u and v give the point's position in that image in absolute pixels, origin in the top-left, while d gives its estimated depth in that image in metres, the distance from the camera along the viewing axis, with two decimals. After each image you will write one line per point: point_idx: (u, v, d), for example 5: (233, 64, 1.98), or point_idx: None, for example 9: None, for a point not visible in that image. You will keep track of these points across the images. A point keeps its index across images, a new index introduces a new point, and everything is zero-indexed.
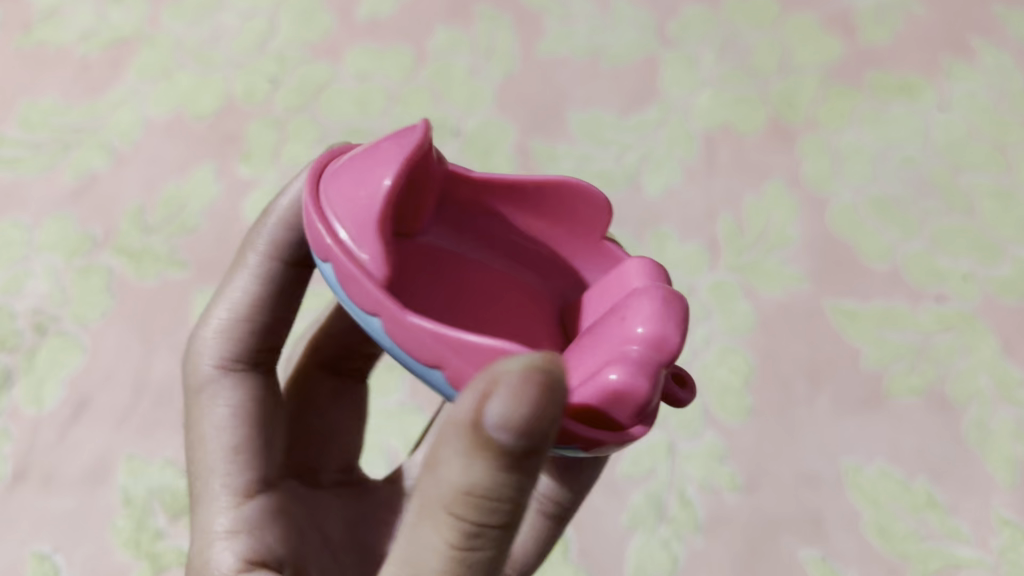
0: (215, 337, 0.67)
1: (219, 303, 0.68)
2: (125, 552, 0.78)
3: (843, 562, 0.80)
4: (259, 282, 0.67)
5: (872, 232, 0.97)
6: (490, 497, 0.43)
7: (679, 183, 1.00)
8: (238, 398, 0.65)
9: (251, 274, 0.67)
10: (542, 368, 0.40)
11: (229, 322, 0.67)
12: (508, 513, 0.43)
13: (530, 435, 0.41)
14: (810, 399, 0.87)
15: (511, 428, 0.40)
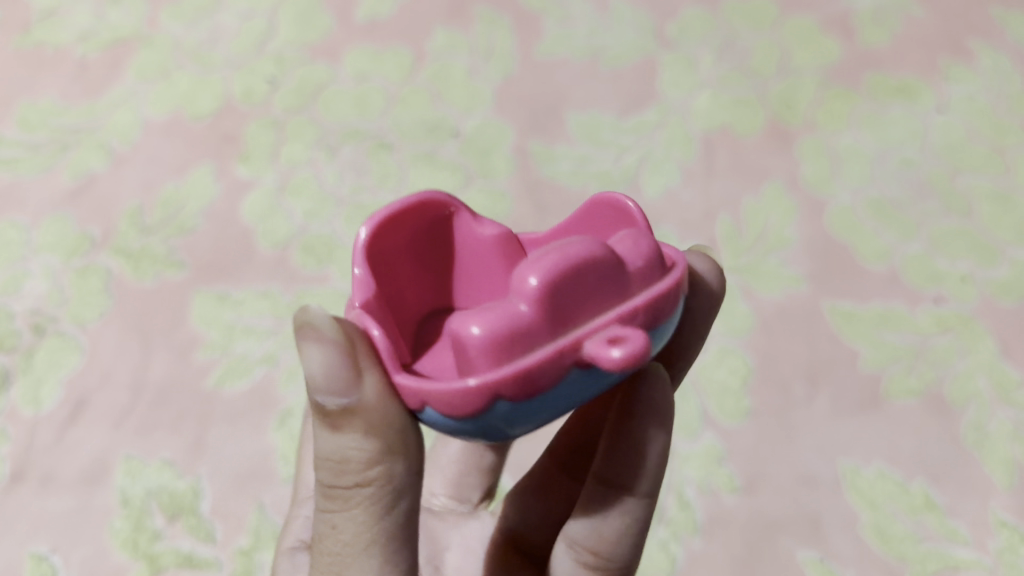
0: None
1: None
2: (122, 552, 0.78)
3: (841, 563, 0.79)
4: None
5: (871, 234, 0.97)
6: (344, 459, 0.49)
7: (678, 184, 1.00)
8: None
9: None
10: (329, 328, 0.48)
11: None
12: (356, 469, 0.49)
13: (340, 391, 0.48)
14: (809, 401, 0.87)
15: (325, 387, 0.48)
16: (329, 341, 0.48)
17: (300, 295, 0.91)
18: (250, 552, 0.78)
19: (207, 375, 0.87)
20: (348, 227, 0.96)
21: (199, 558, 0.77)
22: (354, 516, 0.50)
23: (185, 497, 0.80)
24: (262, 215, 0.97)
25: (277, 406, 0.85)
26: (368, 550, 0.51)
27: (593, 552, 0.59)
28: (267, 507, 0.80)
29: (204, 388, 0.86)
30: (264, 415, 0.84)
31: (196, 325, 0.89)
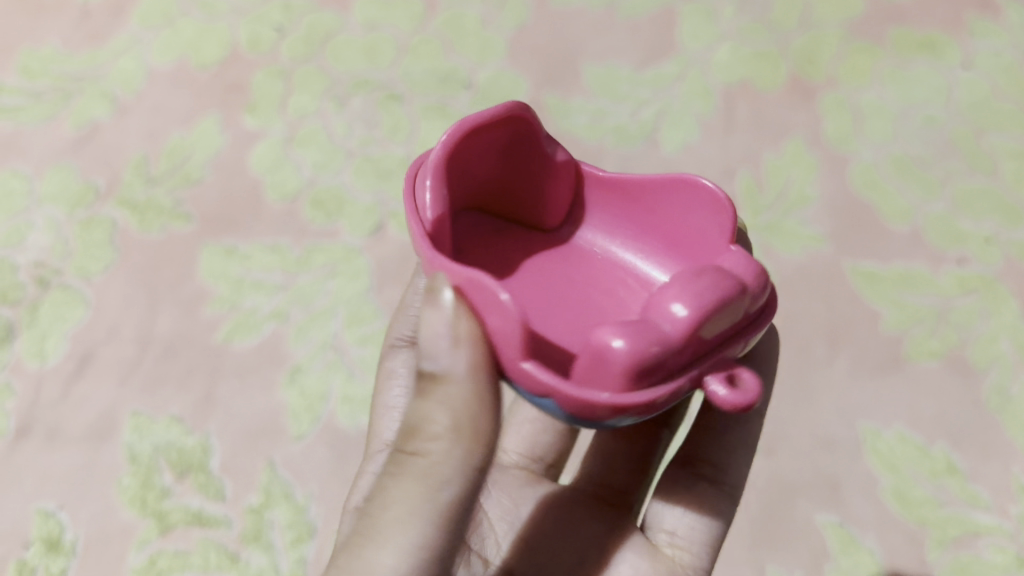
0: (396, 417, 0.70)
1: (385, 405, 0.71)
2: (130, 509, 0.75)
3: (860, 528, 0.78)
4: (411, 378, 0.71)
5: (892, 192, 0.95)
6: (415, 423, 0.47)
7: (696, 139, 0.98)
8: None
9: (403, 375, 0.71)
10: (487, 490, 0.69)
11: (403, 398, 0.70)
12: (416, 434, 0.47)
13: (444, 357, 0.47)
14: (828, 362, 0.85)
15: (439, 353, 0.48)
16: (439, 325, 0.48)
17: (309, 249, 0.89)
18: (261, 510, 0.75)
19: (215, 330, 0.85)
20: (358, 180, 0.94)
21: (208, 516, 0.75)
22: (406, 485, 0.46)
23: (194, 454, 0.78)
24: (271, 166, 0.95)
25: (286, 363, 0.83)
26: (400, 525, 0.46)
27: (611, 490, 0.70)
28: (277, 465, 0.78)
29: (212, 343, 0.84)
30: (273, 372, 0.82)
31: (204, 281, 0.87)
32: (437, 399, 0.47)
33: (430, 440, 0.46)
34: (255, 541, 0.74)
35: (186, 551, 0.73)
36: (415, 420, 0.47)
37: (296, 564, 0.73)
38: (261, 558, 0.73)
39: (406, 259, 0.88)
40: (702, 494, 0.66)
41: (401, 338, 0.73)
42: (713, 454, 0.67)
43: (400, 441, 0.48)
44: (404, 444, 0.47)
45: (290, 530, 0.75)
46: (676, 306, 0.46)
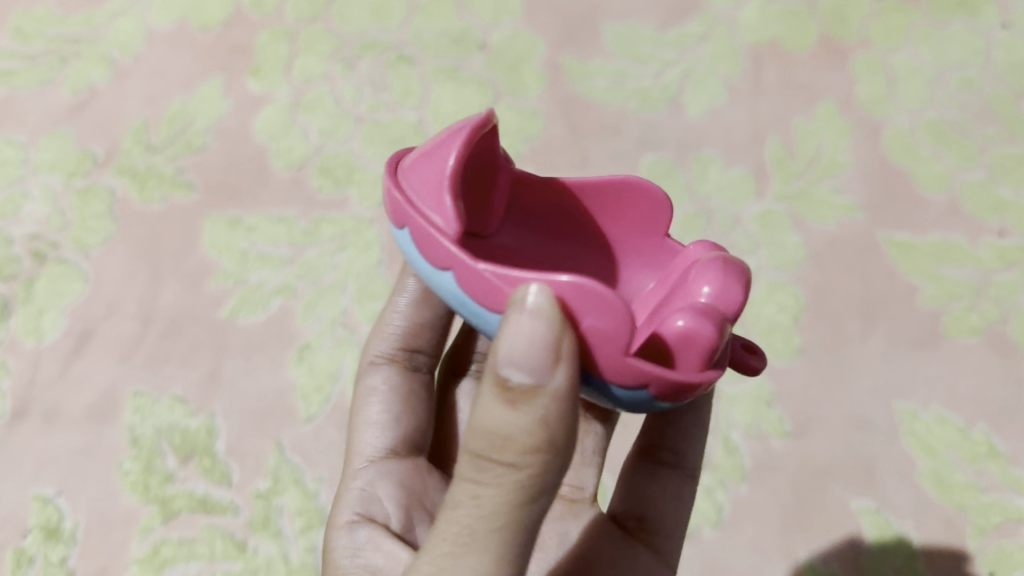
0: (377, 428, 0.59)
1: (365, 417, 0.60)
2: (132, 495, 0.72)
3: (898, 514, 0.73)
4: (396, 393, 0.61)
5: (929, 159, 0.90)
6: (501, 435, 0.39)
7: (723, 103, 0.93)
8: (399, 479, 0.57)
9: (386, 387, 0.61)
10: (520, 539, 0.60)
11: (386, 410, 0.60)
12: (503, 443, 0.39)
13: (538, 366, 0.39)
14: (863, 338, 0.81)
15: (534, 363, 0.39)
16: (536, 328, 0.38)
17: (317, 220, 0.85)
18: (269, 495, 0.72)
19: (220, 306, 0.80)
20: (367, 147, 0.89)
21: (213, 502, 0.71)
22: (495, 500, 0.40)
23: (198, 437, 0.74)
24: (277, 133, 0.90)
25: (294, 341, 0.79)
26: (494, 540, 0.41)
27: (576, 487, 0.64)
28: (286, 447, 0.74)
29: (216, 319, 0.80)
30: (280, 350, 0.78)
31: (208, 253, 0.83)
32: (527, 410, 0.39)
33: (523, 455, 0.39)
34: (263, 529, 0.70)
35: (191, 539, 0.70)
36: (502, 430, 0.39)
37: (307, 553, 0.70)
38: (270, 547, 0.70)
39: None
40: (667, 483, 0.63)
41: (377, 354, 0.63)
42: (672, 440, 0.63)
43: (479, 448, 0.40)
44: (486, 454, 0.40)
45: (300, 517, 0.71)
46: (704, 288, 0.43)
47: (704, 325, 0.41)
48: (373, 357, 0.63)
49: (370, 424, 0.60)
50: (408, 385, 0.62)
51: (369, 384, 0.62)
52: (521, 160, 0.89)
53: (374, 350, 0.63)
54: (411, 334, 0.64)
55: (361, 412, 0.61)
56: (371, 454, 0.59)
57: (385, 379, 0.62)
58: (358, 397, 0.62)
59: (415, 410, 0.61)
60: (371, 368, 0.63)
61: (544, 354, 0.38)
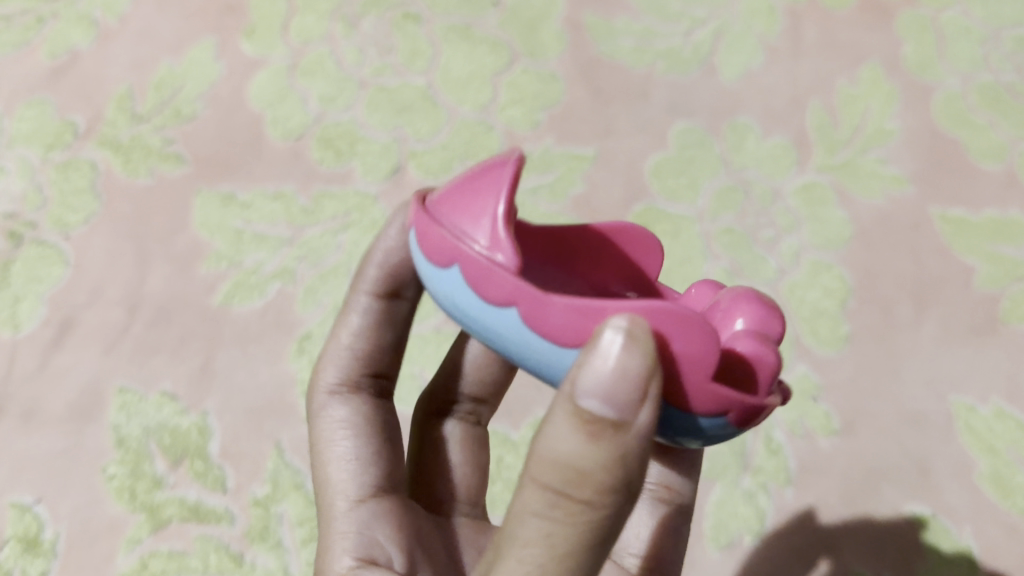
0: (351, 466, 0.50)
1: (334, 459, 0.50)
2: (117, 502, 0.66)
3: (956, 520, 0.66)
4: (366, 427, 0.52)
5: (983, 126, 0.82)
6: (580, 471, 0.32)
7: (759, 65, 0.85)
8: (394, 524, 0.48)
9: (349, 422, 0.52)
10: None
11: (359, 447, 0.51)
12: (579, 482, 0.33)
13: (624, 399, 0.32)
14: (916, 325, 0.73)
15: (620, 395, 0.32)
16: (629, 357, 0.32)
17: (318, 196, 0.78)
18: (267, 503, 0.66)
19: (213, 292, 0.74)
20: (371, 115, 0.82)
21: (206, 509, 0.65)
22: (563, 542, 0.33)
23: (190, 437, 0.68)
24: (273, 100, 0.83)
25: (295, 330, 0.72)
26: None
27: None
28: (286, 449, 0.68)
29: (208, 306, 0.73)
30: (279, 340, 0.72)
31: (199, 233, 0.76)
32: (607, 444, 0.32)
33: (602, 492, 0.33)
34: (262, 540, 0.64)
35: (182, 551, 0.64)
36: (577, 465, 0.32)
37: (309, 566, 0.64)
38: (269, 560, 0.64)
39: None
40: (666, 523, 0.55)
41: (332, 383, 0.53)
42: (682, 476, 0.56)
43: (547, 482, 0.33)
44: (552, 491, 0.33)
45: (302, 526, 0.65)
46: (739, 321, 0.38)
47: (768, 348, 0.37)
48: (327, 390, 0.53)
49: (345, 459, 0.50)
50: (374, 416, 0.53)
51: (329, 416, 0.52)
52: (540, 128, 0.82)
53: (326, 379, 0.54)
54: (362, 358, 0.54)
55: (325, 450, 0.51)
56: (355, 493, 0.49)
57: (350, 411, 0.53)
58: (315, 434, 0.53)
59: (389, 445, 0.52)
60: (328, 399, 0.53)
61: (632, 386, 0.32)
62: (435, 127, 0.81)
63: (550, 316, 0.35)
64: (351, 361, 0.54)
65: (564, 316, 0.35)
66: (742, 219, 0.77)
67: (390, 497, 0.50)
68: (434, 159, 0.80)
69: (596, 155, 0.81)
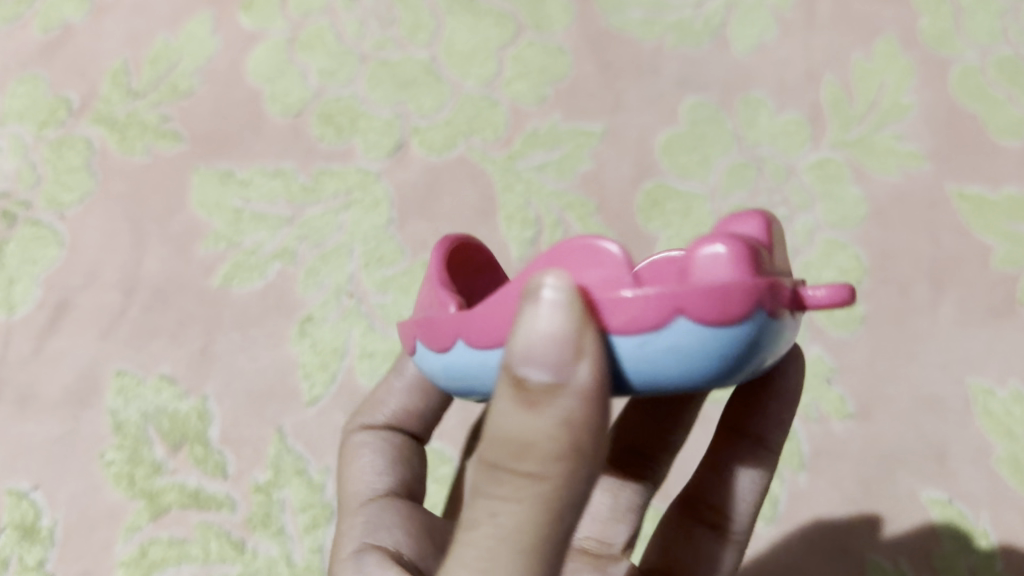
0: (369, 480, 0.54)
1: (355, 479, 0.54)
2: (116, 489, 0.64)
3: (973, 506, 0.65)
4: (391, 455, 0.56)
5: (1002, 101, 0.80)
6: (521, 441, 0.30)
7: (772, 37, 0.83)
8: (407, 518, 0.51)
9: (378, 448, 0.56)
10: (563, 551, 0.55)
11: (380, 468, 0.55)
12: (519, 452, 0.30)
13: (557, 360, 0.30)
14: (933, 306, 0.72)
15: (554, 357, 0.30)
16: (557, 314, 0.30)
17: (319, 174, 0.76)
18: (269, 489, 0.64)
19: (212, 273, 0.72)
20: (374, 90, 0.80)
21: (207, 496, 0.64)
22: (513, 522, 0.31)
23: (189, 422, 0.66)
24: (272, 75, 0.81)
25: (296, 312, 0.70)
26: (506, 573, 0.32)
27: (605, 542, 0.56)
28: (288, 434, 0.66)
29: (207, 288, 0.72)
30: (280, 322, 0.70)
31: (197, 212, 0.74)
32: (551, 411, 0.30)
33: (549, 461, 0.30)
34: (264, 528, 0.63)
35: (182, 539, 0.63)
36: (518, 437, 0.30)
37: (312, 554, 0.63)
38: (271, 547, 0.63)
39: (433, 186, 0.76)
40: (700, 544, 0.53)
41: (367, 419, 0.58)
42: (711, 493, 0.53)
43: (494, 458, 0.31)
44: (500, 466, 0.31)
45: (304, 513, 0.64)
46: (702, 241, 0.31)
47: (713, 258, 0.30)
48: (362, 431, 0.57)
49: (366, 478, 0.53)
50: (405, 454, 0.57)
51: (359, 445, 0.56)
52: (547, 103, 0.80)
53: (361, 418, 0.58)
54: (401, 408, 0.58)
55: (348, 473, 0.55)
56: (368, 497, 0.53)
57: (379, 443, 0.57)
58: (343, 465, 0.56)
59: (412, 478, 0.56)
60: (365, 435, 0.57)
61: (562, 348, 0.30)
62: (439, 102, 0.79)
63: (478, 327, 0.35)
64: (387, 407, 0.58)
65: (487, 315, 0.34)
66: (755, 197, 0.75)
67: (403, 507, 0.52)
68: (437, 135, 0.78)
69: (605, 131, 0.79)
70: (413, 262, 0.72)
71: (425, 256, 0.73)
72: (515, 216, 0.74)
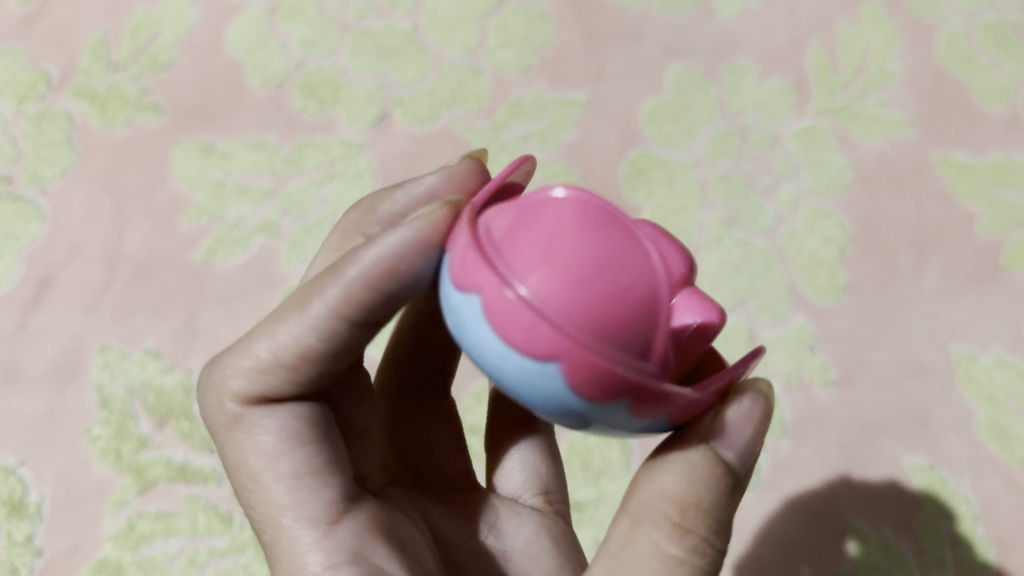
0: (290, 480, 0.42)
1: (263, 444, 0.43)
2: (102, 464, 0.64)
3: (954, 472, 0.65)
4: (300, 441, 0.42)
5: (987, 67, 0.80)
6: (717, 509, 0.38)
7: (758, 4, 0.83)
8: (354, 535, 0.42)
9: (278, 438, 0.42)
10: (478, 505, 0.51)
11: (296, 455, 0.42)
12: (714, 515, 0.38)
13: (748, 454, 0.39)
14: (917, 274, 0.72)
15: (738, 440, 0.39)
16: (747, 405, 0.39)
17: (300, 146, 0.75)
18: None
19: (194, 247, 0.72)
20: (355, 60, 0.79)
21: (193, 470, 0.64)
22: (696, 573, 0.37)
23: (175, 396, 0.66)
24: (254, 46, 0.80)
25: (280, 286, 0.70)
26: None
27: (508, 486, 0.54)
28: None
29: (191, 262, 0.71)
30: (264, 296, 0.70)
31: (179, 185, 0.74)
32: (730, 491, 0.38)
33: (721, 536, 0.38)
34: None
35: (170, 512, 0.63)
36: (711, 502, 0.38)
37: None
38: None
39: (416, 157, 0.75)
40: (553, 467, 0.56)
41: (241, 392, 0.43)
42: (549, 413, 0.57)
43: (683, 519, 0.37)
44: (691, 534, 0.37)
45: None
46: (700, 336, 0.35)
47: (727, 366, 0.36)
48: (237, 399, 0.43)
49: (291, 478, 0.42)
50: (308, 415, 0.43)
51: (257, 424, 0.43)
52: (531, 72, 0.79)
53: (237, 388, 0.43)
54: (286, 365, 0.42)
55: (253, 449, 0.43)
56: (323, 517, 0.42)
57: (277, 420, 0.43)
58: (235, 449, 0.43)
59: (337, 447, 0.44)
60: (244, 410, 0.43)
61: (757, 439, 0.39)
62: (422, 72, 0.79)
63: (654, 402, 0.33)
64: (271, 371, 0.43)
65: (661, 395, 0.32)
66: (740, 165, 0.75)
67: (361, 503, 0.44)
68: (420, 106, 0.77)
69: (589, 100, 0.78)
70: None
71: None
72: None
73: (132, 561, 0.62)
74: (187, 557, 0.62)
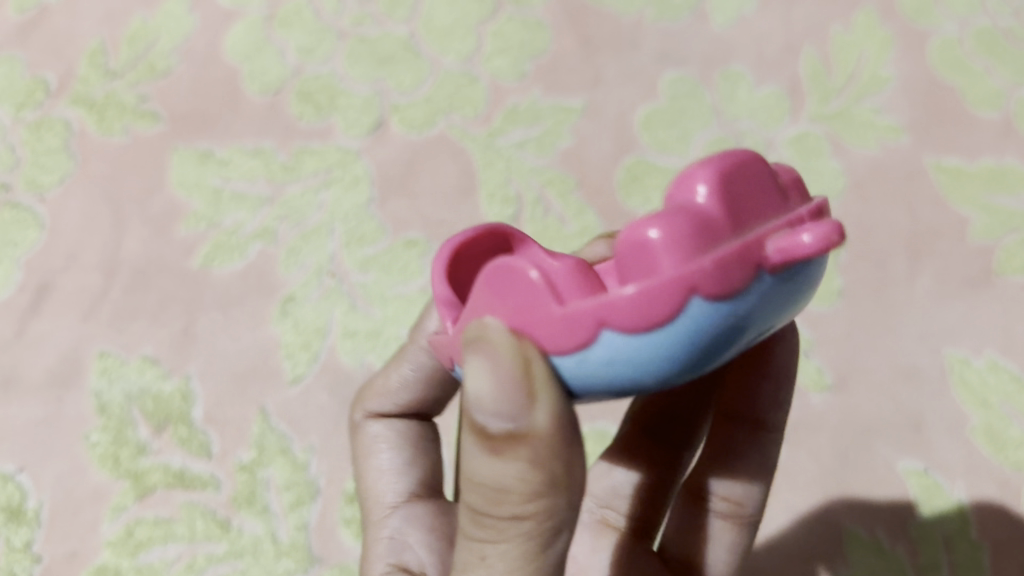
0: (382, 474, 0.55)
1: (372, 449, 0.56)
2: (100, 470, 0.65)
3: (948, 475, 0.65)
4: (400, 447, 0.56)
5: (980, 73, 0.80)
6: (500, 487, 0.34)
7: (752, 11, 0.83)
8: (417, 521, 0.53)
9: (388, 445, 0.56)
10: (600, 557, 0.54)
11: (393, 459, 0.55)
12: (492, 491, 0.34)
13: (512, 407, 0.33)
14: (910, 279, 0.72)
15: (504, 404, 0.33)
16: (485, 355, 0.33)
17: (298, 153, 0.76)
18: (253, 468, 0.65)
19: (191, 254, 0.72)
20: (352, 67, 0.80)
21: (192, 476, 0.64)
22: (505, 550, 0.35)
23: (173, 402, 0.67)
24: (250, 53, 0.81)
25: (278, 292, 0.71)
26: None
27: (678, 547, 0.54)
28: (271, 414, 0.67)
29: (189, 268, 0.72)
30: (262, 303, 0.70)
31: (177, 192, 0.74)
32: (512, 458, 0.33)
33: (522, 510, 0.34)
34: (248, 505, 0.63)
35: (167, 518, 0.63)
36: (493, 483, 0.34)
37: (297, 531, 0.63)
38: (257, 525, 0.63)
39: (414, 165, 0.76)
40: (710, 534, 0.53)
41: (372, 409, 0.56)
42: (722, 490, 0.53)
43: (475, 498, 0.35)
44: (476, 497, 0.35)
45: (289, 491, 0.64)
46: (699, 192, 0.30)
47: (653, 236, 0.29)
48: (365, 413, 0.57)
49: (385, 471, 0.55)
50: (417, 433, 0.57)
51: (373, 438, 0.56)
52: (527, 78, 0.80)
53: (368, 406, 0.56)
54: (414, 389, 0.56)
55: (365, 451, 0.56)
56: (394, 501, 0.54)
57: (389, 428, 0.56)
58: (358, 447, 0.57)
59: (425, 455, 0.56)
60: (367, 422, 0.56)
61: (503, 391, 0.33)
62: (418, 79, 0.79)
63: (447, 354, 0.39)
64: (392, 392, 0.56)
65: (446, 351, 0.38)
66: None
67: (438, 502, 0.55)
68: (417, 113, 0.78)
69: (585, 107, 0.79)
70: (395, 241, 0.73)
71: (407, 234, 0.73)
72: (496, 193, 0.74)
73: (130, 567, 0.62)
74: (185, 562, 0.62)
